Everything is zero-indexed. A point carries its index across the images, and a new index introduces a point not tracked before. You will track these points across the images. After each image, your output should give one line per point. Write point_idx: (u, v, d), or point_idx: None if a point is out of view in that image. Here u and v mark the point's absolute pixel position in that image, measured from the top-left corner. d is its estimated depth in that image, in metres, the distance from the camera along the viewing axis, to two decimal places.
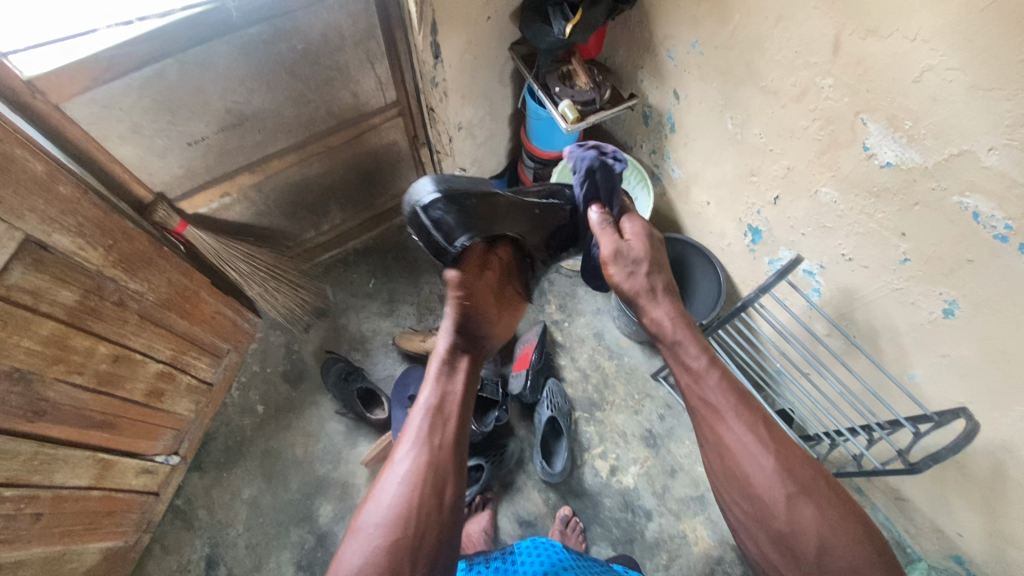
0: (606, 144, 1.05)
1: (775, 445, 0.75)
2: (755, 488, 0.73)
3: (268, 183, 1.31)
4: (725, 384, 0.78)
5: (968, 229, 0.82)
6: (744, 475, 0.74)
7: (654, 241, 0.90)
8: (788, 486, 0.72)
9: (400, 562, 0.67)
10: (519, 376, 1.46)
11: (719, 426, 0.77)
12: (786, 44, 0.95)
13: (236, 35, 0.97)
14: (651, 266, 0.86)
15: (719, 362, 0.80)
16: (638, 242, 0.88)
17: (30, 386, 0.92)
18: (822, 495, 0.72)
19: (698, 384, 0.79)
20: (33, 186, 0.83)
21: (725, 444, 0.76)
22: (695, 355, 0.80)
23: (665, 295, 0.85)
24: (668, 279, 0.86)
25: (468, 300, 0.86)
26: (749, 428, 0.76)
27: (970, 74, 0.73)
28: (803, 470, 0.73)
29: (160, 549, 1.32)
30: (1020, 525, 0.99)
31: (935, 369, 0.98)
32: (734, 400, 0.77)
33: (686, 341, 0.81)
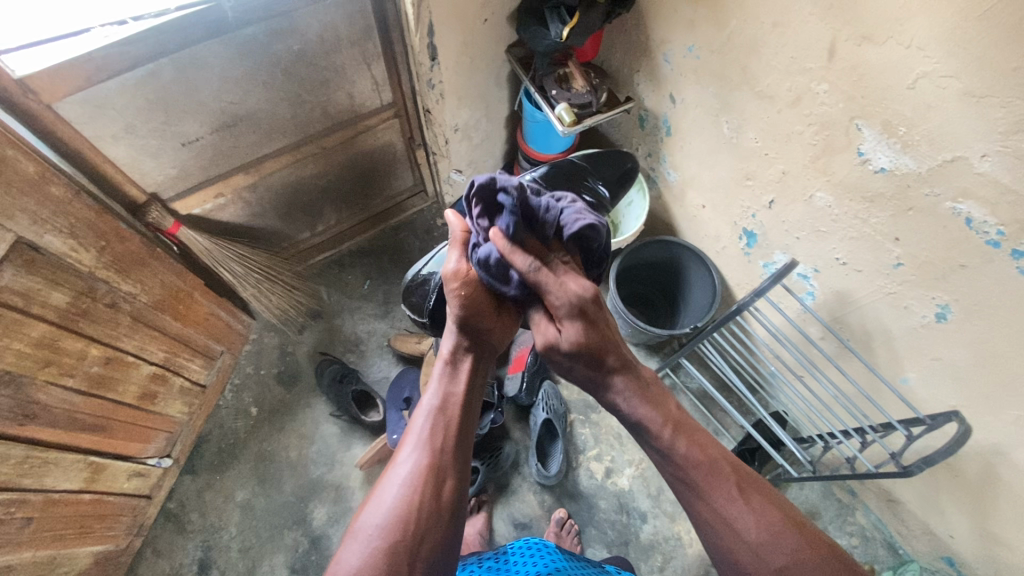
0: (492, 185, 0.78)
1: (754, 512, 0.72)
2: (743, 564, 0.71)
3: (262, 184, 1.31)
4: (693, 454, 0.76)
5: (962, 234, 0.83)
6: (729, 549, 0.72)
7: (587, 316, 0.79)
8: (774, 557, 0.69)
9: (400, 562, 0.66)
10: (516, 378, 1.45)
11: (697, 500, 0.75)
12: (782, 49, 0.96)
13: (231, 35, 0.96)
14: (591, 357, 0.80)
15: (686, 428, 0.78)
16: (572, 329, 0.79)
17: (21, 388, 0.91)
18: (810, 566, 0.68)
19: (670, 461, 0.77)
20: (26, 186, 0.83)
21: (709, 519, 0.74)
22: (659, 432, 0.77)
23: (620, 375, 0.81)
24: (621, 358, 0.81)
25: (467, 289, 0.81)
26: (727, 500, 0.73)
27: (965, 80, 0.74)
28: (788, 537, 0.70)
29: (153, 552, 1.31)
30: (1011, 527, 1.00)
31: (927, 372, 0.99)
32: (705, 471, 0.75)
33: (647, 420, 0.78)
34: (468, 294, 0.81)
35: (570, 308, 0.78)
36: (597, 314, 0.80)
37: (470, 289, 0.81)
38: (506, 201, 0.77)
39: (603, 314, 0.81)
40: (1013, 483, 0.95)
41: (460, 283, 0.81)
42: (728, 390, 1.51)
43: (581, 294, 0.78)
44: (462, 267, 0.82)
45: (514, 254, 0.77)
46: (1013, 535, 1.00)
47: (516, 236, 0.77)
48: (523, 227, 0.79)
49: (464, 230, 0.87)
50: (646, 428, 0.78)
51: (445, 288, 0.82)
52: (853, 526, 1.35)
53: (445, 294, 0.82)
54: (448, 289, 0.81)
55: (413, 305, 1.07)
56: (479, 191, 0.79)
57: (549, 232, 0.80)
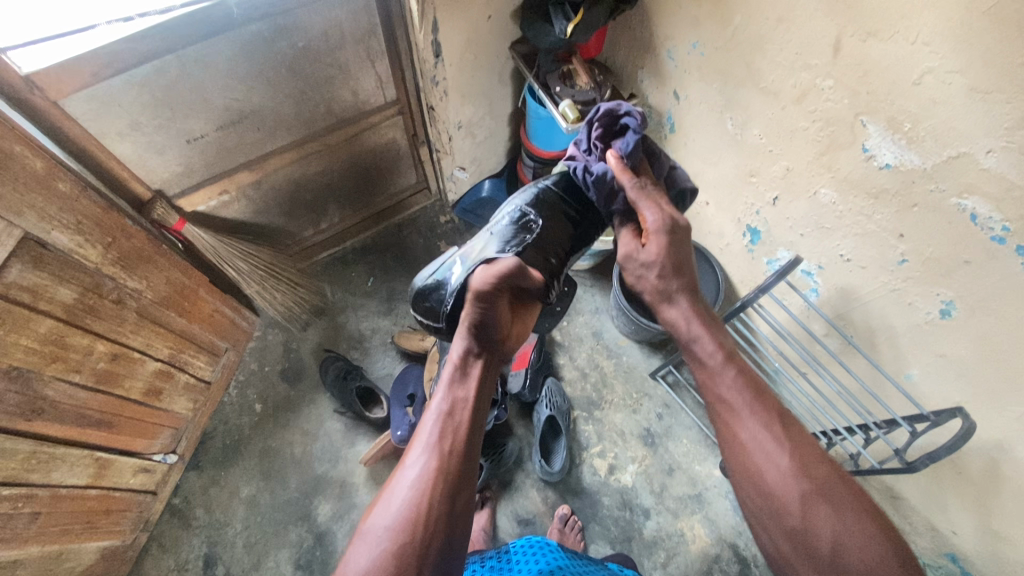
0: (617, 112, 0.99)
1: (790, 442, 0.73)
2: (769, 485, 0.71)
3: (267, 181, 1.31)
4: (739, 381, 0.78)
5: (967, 230, 0.83)
6: (757, 472, 0.72)
7: (674, 235, 0.87)
8: (801, 481, 0.70)
9: (408, 564, 0.66)
10: (519, 376, 1.44)
11: (735, 423, 0.76)
12: (787, 46, 0.96)
13: (236, 32, 0.96)
14: (665, 271, 0.86)
15: (737, 360, 0.80)
16: (656, 241, 0.86)
17: (28, 384, 0.91)
18: (837, 493, 0.69)
19: (712, 383, 0.79)
20: (33, 183, 0.83)
21: (740, 441, 0.75)
22: (710, 355, 0.80)
23: (683, 295, 0.85)
24: (689, 284, 0.86)
25: (494, 301, 0.83)
26: (765, 427, 0.74)
27: (969, 76, 0.74)
28: (819, 467, 0.71)
29: (158, 548, 1.32)
30: (1015, 524, 1.00)
31: (930, 369, 0.99)
32: (749, 398, 0.77)
33: (700, 338, 0.82)
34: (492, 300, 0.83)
35: (663, 225, 0.87)
36: (680, 239, 0.88)
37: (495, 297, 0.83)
38: (629, 124, 0.98)
39: (686, 239, 0.88)
40: (1017, 479, 0.95)
41: (486, 295, 0.83)
42: None
43: (673, 216, 0.88)
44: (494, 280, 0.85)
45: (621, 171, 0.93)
46: (1017, 532, 1.01)
47: (630, 155, 0.96)
48: (639, 152, 0.97)
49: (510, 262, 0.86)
50: (697, 350, 0.82)
51: (470, 296, 0.84)
52: None
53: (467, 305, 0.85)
54: (472, 299, 0.84)
55: (424, 310, 1.04)
56: (604, 116, 1.00)
57: (661, 166, 0.99)
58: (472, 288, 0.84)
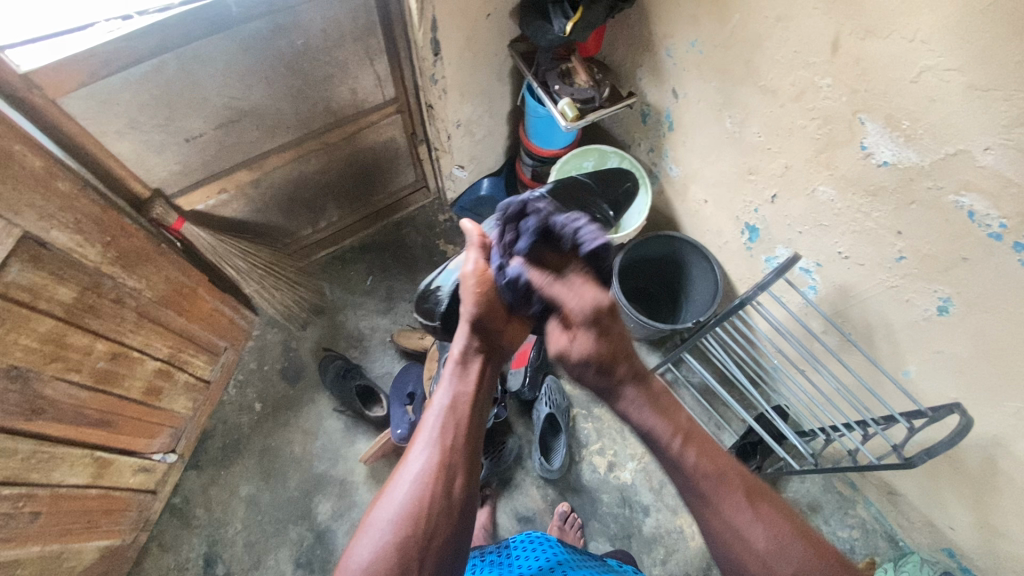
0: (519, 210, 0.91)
1: (764, 524, 0.66)
2: (751, 573, 0.65)
3: (265, 180, 1.31)
4: (704, 465, 0.69)
5: (964, 227, 0.83)
6: (735, 557, 0.66)
7: (601, 326, 0.74)
8: (783, 564, 0.64)
9: (410, 559, 0.64)
10: (518, 373, 1.44)
11: (706, 511, 0.68)
12: (786, 44, 0.96)
13: (235, 30, 0.96)
14: (602, 367, 0.73)
15: (696, 439, 0.72)
16: (585, 338, 0.73)
17: (28, 383, 0.91)
18: (818, 574, 0.63)
19: (678, 473, 0.70)
20: (32, 181, 0.83)
21: (717, 529, 0.68)
22: (667, 443, 0.71)
23: (632, 384, 0.74)
24: (636, 369, 0.74)
25: (485, 288, 0.81)
26: (737, 510, 0.67)
27: (967, 74, 0.74)
28: (796, 545, 0.65)
29: (158, 547, 1.32)
30: (1012, 518, 1.01)
31: (927, 366, 1.00)
32: (715, 481, 0.69)
33: (656, 430, 0.71)
34: (483, 292, 0.81)
35: (586, 318, 0.74)
36: (613, 323, 0.75)
37: (487, 288, 0.81)
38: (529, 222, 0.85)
39: (620, 325, 0.76)
40: (1013, 474, 0.96)
41: (479, 284, 0.80)
42: (730, 384, 1.52)
43: (595, 301, 0.75)
44: (482, 269, 0.83)
45: (528, 265, 0.81)
46: (1013, 527, 1.01)
47: (532, 254, 0.82)
48: (540, 247, 0.84)
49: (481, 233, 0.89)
50: (655, 439, 0.72)
51: (461, 288, 0.82)
52: (854, 519, 1.36)
53: (463, 292, 0.81)
54: (466, 288, 0.81)
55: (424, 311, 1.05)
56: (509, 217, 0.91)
57: (567, 244, 0.82)
58: (464, 289, 0.81)
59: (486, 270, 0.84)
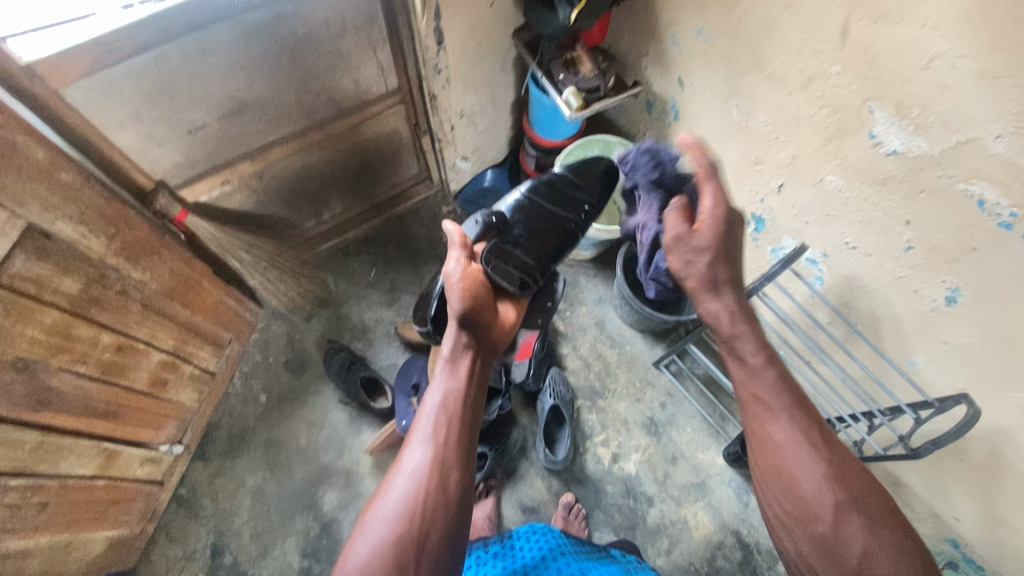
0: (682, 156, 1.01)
1: (828, 455, 0.73)
2: (802, 492, 0.71)
3: (269, 172, 1.30)
4: (781, 388, 0.76)
5: (974, 216, 0.83)
6: (791, 477, 0.72)
7: (727, 228, 0.82)
8: (838, 493, 0.70)
9: (407, 556, 0.65)
10: (522, 366, 1.41)
11: (769, 423, 0.75)
12: (794, 31, 0.95)
13: (238, 20, 0.95)
14: (712, 260, 0.82)
15: (780, 367, 0.78)
16: (709, 233, 0.82)
17: (34, 375, 0.91)
18: (868, 508, 0.69)
19: (755, 391, 0.77)
20: (35, 173, 0.82)
21: (775, 441, 0.74)
22: (750, 359, 0.78)
23: (729, 288, 0.82)
24: (734, 278, 0.82)
25: (468, 286, 0.85)
26: (808, 437, 0.73)
27: (979, 61, 0.73)
28: (855, 479, 0.71)
29: (166, 538, 1.33)
30: (1016, 510, 1.01)
31: (935, 356, 0.99)
32: (789, 406, 0.75)
33: (744, 346, 0.79)
34: (469, 290, 0.84)
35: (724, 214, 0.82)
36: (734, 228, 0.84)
37: (470, 286, 0.84)
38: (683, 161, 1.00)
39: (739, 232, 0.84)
40: (1020, 466, 0.95)
41: (462, 281, 0.85)
42: None
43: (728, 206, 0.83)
44: (464, 268, 0.87)
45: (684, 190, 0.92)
46: (1019, 517, 1.01)
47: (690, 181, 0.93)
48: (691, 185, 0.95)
49: (463, 236, 0.91)
50: (738, 354, 0.80)
51: (448, 287, 0.85)
52: None
53: (448, 291, 0.85)
54: (451, 286, 0.85)
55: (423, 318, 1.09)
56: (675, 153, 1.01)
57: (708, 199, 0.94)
58: (449, 288, 0.84)
59: (469, 269, 0.88)
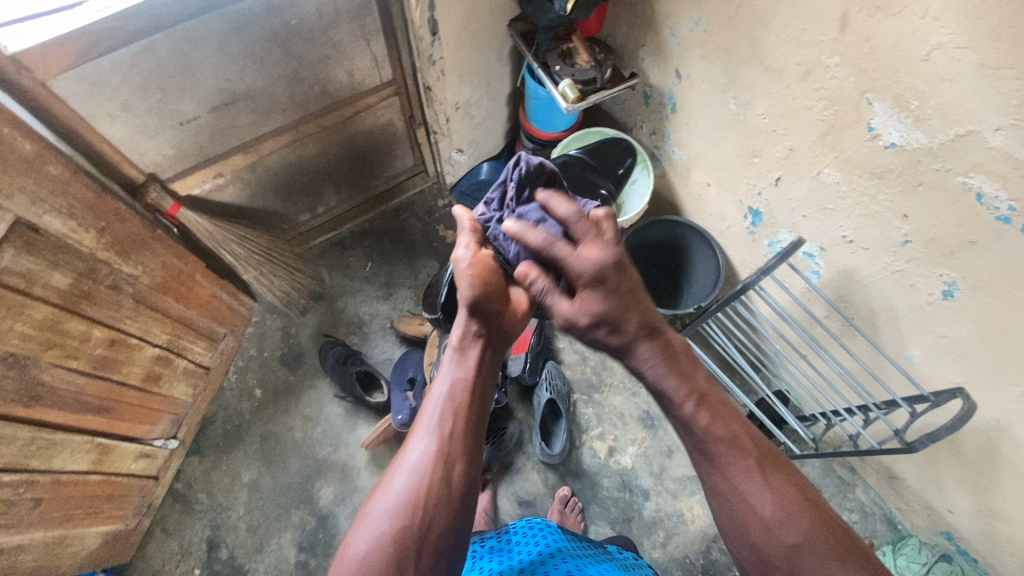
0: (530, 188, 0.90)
1: (774, 490, 0.63)
2: (753, 539, 0.63)
3: (262, 165, 1.29)
4: (716, 427, 0.67)
5: (972, 209, 0.82)
6: (741, 525, 0.63)
7: (606, 285, 0.71)
8: (787, 534, 0.61)
9: (408, 549, 0.64)
10: (518, 359, 1.42)
11: (716, 474, 0.66)
12: (792, 22, 0.94)
13: (228, 10, 0.94)
14: (610, 325, 0.71)
15: (710, 399, 0.68)
16: (593, 298, 0.71)
17: (26, 370, 0.91)
18: (825, 547, 0.60)
19: (690, 432, 0.68)
20: (22, 165, 0.81)
21: (723, 490, 0.65)
22: (680, 403, 0.68)
23: (645, 339, 0.71)
24: (644, 323, 0.71)
25: (479, 272, 0.80)
26: (744, 475, 0.64)
27: (979, 52, 0.72)
28: (803, 518, 0.62)
29: (162, 532, 1.33)
30: (1010, 503, 1.01)
31: (932, 350, 0.99)
32: (726, 445, 0.66)
33: (666, 388, 0.69)
34: (480, 276, 0.80)
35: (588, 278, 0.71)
36: (621, 275, 0.72)
37: (482, 272, 0.80)
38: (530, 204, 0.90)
39: (628, 280, 0.72)
40: (1014, 458, 0.96)
41: (472, 268, 0.81)
42: (731, 368, 1.52)
43: (598, 262, 0.71)
44: (475, 253, 0.83)
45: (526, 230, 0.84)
46: (1012, 510, 1.02)
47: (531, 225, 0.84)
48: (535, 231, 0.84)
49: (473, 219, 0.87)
50: (665, 399, 0.69)
51: (456, 275, 0.81)
52: (853, 502, 1.37)
53: (457, 279, 0.81)
54: (461, 273, 0.81)
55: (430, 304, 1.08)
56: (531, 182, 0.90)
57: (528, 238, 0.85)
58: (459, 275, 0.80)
59: (481, 253, 0.83)
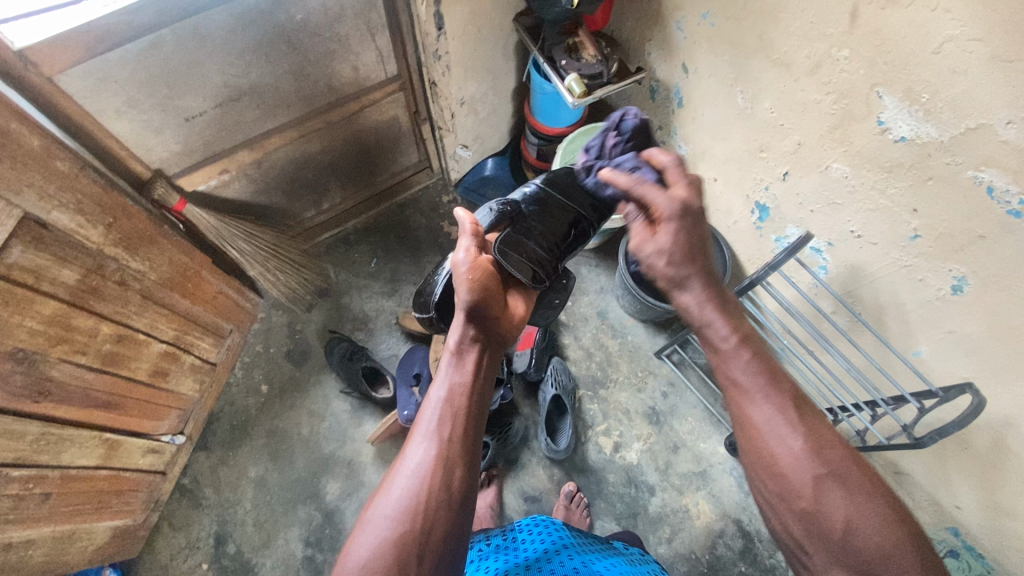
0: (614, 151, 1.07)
1: (806, 425, 0.62)
2: (780, 467, 0.61)
3: (267, 161, 1.29)
4: (756, 362, 0.66)
5: (982, 203, 0.81)
6: (769, 455, 0.62)
7: (684, 224, 0.75)
8: (816, 465, 0.60)
9: (408, 555, 0.63)
10: (524, 355, 1.46)
11: (746, 405, 0.65)
12: (802, 15, 0.93)
13: (234, 4, 0.93)
14: (675, 259, 0.74)
15: (751, 339, 0.68)
16: (669, 231, 0.75)
17: (34, 365, 0.91)
18: (852, 479, 0.59)
19: (726, 367, 0.67)
20: (30, 161, 0.81)
21: (751, 423, 0.64)
22: (723, 336, 0.68)
23: (699, 280, 0.73)
24: (703, 270, 0.74)
25: (476, 275, 0.85)
26: (779, 407, 0.63)
27: (992, 44, 0.72)
28: (834, 450, 0.61)
29: (169, 527, 1.33)
30: (1019, 499, 1.01)
31: (941, 345, 0.98)
32: (762, 379, 0.65)
33: (714, 323, 0.69)
34: (477, 279, 0.85)
35: (675, 213, 0.75)
36: (693, 225, 0.76)
37: (479, 275, 0.85)
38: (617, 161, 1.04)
39: (699, 226, 0.76)
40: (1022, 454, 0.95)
41: (469, 271, 0.85)
42: None
43: (682, 202, 0.76)
44: (473, 258, 0.88)
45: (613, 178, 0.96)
46: (1020, 505, 1.01)
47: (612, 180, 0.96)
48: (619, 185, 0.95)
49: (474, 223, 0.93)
50: (709, 333, 0.70)
51: (455, 276, 0.86)
52: None
53: (455, 281, 0.86)
54: (458, 276, 0.85)
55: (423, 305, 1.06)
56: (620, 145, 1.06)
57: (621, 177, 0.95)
58: (456, 278, 0.85)
59: (477, 258, 0.89)
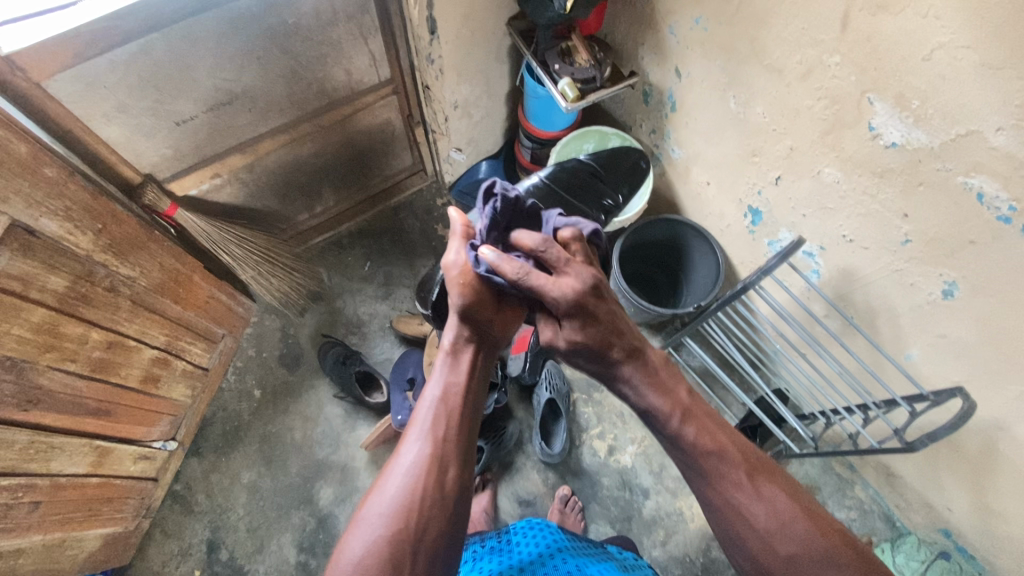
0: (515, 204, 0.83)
1: (764, 500, 0.67)
2: (751, 549, 0.67)
3: (259, 165, 1.28)
4: (703, 441, 0.71)
5: (973, 209, 0.82)
6: (737, 535, 0.68)
7: (587, 310, 0.74)
8: (785, 541, 0.65)
9: (402, 554, 0.62)
10: (517, 359, 1.42)
11: (709, 488, 0.70)
12: (793, 20, 0.93)
13: (224, 9, 0.93)
14: (595, 349, 0.75)
15: (694, 414, 0.72)
16: (574, 325, 0.75)
17: (22, 373, 0.90)
18: (818, 551, 0.64)
19: (676, 447, 0.72)
20: (17, 167, 0.80)
21: (721, 504, 0.69)
22: (668, 418, 0.72)
23: (635, 363, 0.75)
24: (629, 344, 0.75)
25: (470, 280, 0.80)
26: (733, 486, 0.68)
27: (983, 52, 0.72)
28: (798, 523, 0.66)
29: (161, 533, 1.32)
30: (1010, 501, 1.01)
31: (931, 349, 0.99)
32: (716, 459, 0.70)
33: (653, 406, 0.73)
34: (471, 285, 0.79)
35: (569, 305, 0.73)
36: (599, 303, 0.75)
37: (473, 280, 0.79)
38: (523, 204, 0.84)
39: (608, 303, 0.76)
40: (1013, 457, 0.96)
41: (463, 275, 0.80)
42: (730, 367, 1.52)
43: (579, 290, 0.74)
44: (466, 259, 0.81)
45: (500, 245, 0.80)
46: (1010, 508, 1.02)
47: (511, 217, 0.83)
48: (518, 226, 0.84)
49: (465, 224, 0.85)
50: (654, 415, 0.73)
51: (446, 279, 0.81)
52: (852, 500, 1.38)
53: (448, 285, 0.81)
54: (451, 280, 0.80)
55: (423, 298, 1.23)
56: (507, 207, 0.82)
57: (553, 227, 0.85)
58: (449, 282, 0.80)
59: (472, 260, 0.82)
